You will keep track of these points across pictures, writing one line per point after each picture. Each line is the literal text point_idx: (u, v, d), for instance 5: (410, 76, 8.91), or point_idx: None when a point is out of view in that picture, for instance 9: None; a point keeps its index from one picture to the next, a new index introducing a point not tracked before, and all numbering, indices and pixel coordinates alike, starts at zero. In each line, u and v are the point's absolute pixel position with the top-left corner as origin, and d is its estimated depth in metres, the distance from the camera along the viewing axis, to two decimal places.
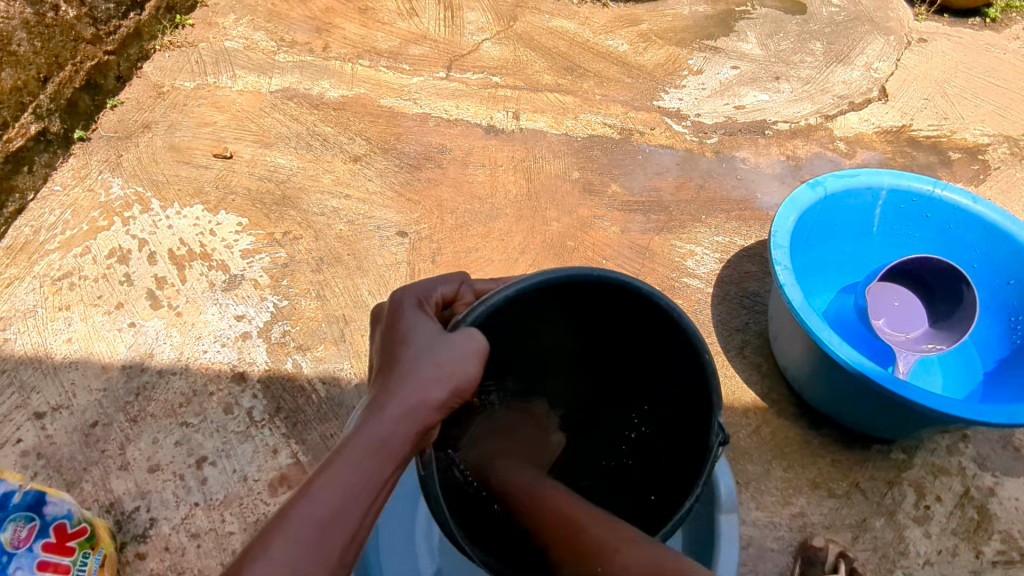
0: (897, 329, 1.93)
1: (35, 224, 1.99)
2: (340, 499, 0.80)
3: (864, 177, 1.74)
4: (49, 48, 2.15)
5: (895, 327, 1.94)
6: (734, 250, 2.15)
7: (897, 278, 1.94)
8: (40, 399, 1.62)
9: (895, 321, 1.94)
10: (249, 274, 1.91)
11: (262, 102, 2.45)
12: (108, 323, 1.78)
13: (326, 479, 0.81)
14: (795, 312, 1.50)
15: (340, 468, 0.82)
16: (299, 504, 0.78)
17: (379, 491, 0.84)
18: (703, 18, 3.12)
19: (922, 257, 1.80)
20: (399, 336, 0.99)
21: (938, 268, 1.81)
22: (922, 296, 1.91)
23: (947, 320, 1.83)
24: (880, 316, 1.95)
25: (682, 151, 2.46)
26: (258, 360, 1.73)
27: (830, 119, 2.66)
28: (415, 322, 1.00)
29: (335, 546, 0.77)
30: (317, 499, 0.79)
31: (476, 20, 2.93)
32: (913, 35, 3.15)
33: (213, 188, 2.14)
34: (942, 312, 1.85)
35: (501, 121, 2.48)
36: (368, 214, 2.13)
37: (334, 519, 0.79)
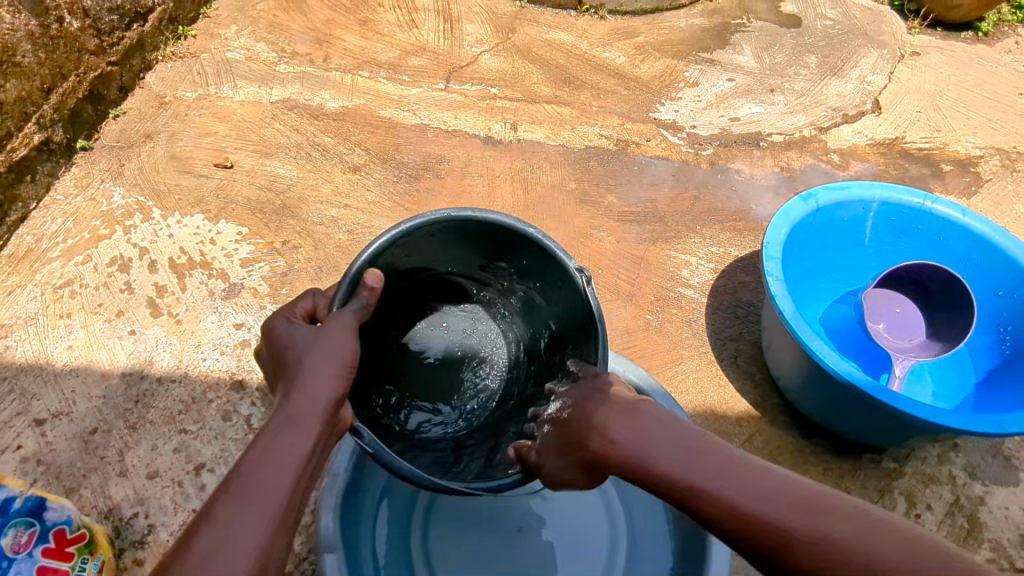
0: (898, 335, 1.92)
1: (37, 232, 2.01)
2: (269, 480, 0.88)
3: (856, 189, 1.76)
4: (53, 59, 2.17)
5: (895, 332, 1.92)
6: (729, 260, 2.18)
7: (899, 284, 1.93)
8: (40, 406, 1.64)
9: (896, 326, 1.93)
10: (249, 283, 1.94)
11: (263, 112, 2.48)
12: (109, 331, 1.80)
13: (250, 470, 0.88)
14: (786, 322, 1.52)
15: (264, 455, 0.90)
16: (227, 500, 0.85)
17: (306, 462, 0.93)
18: (699, 31, 3.17)
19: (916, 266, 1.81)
20: (281, 346, 1.07)
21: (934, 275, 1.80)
22: (920, 301, 1.90)
23: (947, 327, 1.83)
24: (881, 320, 1.94)
25: (678, 163, 2.49)
26: (257, 368, 1.75)
27: (824, 131, 2.69)
28: (289, 330, 1.09)
29: (275, 513, 0.85)
30: (249, 487, 0.86)
31: (474, 32, 2.97)
32: (906, 48, 3.20)
33: (213, 197, 2.17)
34: (941, 319, 1.85)
35: (499, 132, 2.52)
36: (366, 223, 2.15)
37: (265, 493, 0.86)
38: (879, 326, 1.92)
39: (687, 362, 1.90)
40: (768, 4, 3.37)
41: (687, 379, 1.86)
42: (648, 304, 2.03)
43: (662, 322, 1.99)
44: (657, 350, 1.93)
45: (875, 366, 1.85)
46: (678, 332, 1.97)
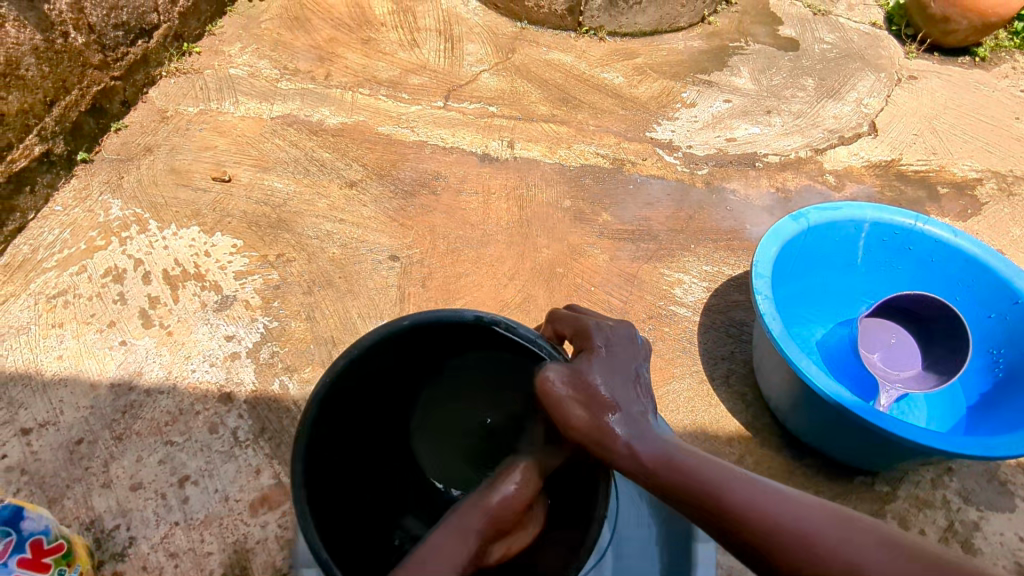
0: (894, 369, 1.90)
1: (34, 242, 2.03)
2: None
3: (847, 210, 1.77)
4: (57, 73, 2.20)
5: (891, 366, 1.91)
6: (722, 279, 2.18)
7: (891, 314, 1.92)
8: (27, 415, 1.64)
9: (889, 356, 1.92)
10: (241, 295, 1.94)
11: (263, 127, 2.50)
12: (100, 341, 1.80)
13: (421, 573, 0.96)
14: (775, 341, 1.51)
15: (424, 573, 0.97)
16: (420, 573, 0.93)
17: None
18: (698, 53, 3.20)
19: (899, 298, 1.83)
20: None
21: (928, 304, 1.79)
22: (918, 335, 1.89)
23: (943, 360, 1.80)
24: (874, 350, 1.93)
25: (674, 182, 2.50)
26: (245, 380, 1.74)
27: (820, 153, 2.70)
28: None
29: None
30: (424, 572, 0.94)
31: (475, 52, 3.01)
32: (903, 72, 3.22)
33: (210, 210, 2.18)
34: (939, 355, 1.83)
35: (496, 150, 2.53)
36: (361, 238, 2.16)
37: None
38: (873, 357, 1.91)
39: (678, 381, 1.88)
40: (766, 28, 3.41)
41: (679, 398, 1.85)
42: (640, 321, 2.03)
43: (654, 340, 1.98)
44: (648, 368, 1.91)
45: (866, 392, 1.82)
46: (670, 350, 1.96)
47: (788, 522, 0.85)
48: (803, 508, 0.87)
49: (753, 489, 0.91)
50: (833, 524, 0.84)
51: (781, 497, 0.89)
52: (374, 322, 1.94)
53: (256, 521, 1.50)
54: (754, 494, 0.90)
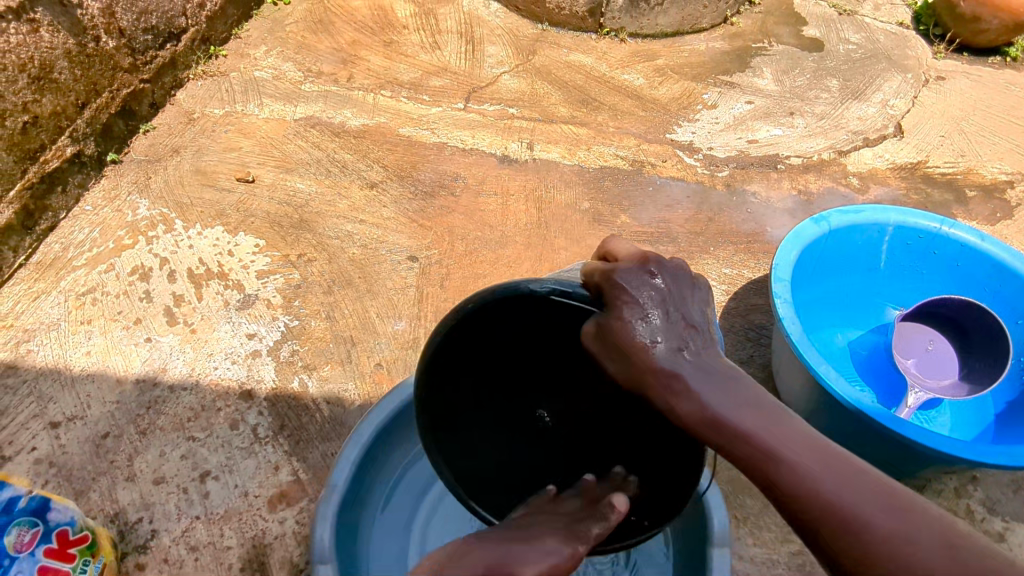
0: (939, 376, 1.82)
1: (65, 241, 2.08)
2: None
3: (869, 213, 1.74)
4: (89, 76, 2.26)
5: (935, 372, 1.83)
6: (741, 282, 2.16)
7: (925, 318, 1.85)
8: (56, 409, 1.68)
9: (935, 361, 1.83)
10: (263, 294, 1.98)
11: (287, 129, 2.54)
12: (127, 337, 1.85)
13: None
14: (794, 346, 1.50)
15: None
16: None
17: None
18: (720, 54, 3.18)
19: (939, 298, 1.78)
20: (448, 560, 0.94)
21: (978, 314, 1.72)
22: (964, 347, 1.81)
23: (982, 376, 1.73)
24: (910, 355, 1.85)
25: (694, 184, 2.48)
26: (266, 378, 1.77)
27: (844, 155, 2.67)
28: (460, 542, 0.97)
29: None
30: None
31: (495, 54, 3.02)
32: (931, 73, 3.17)
33: (234, 211, 2.22)
34: (979, 371, 1.75)
35: (515, 151, 2.54)
36: (380, 239, 2.19)
37: None
38: (908, 361, 1.83)
39: None
40: (790, 28, 3.38)
41: None
42: None
43: None
44: None
45: (889, 396, 1.81)
46: None
47: (846, 502, 0.81)
48: (854, 481, 0.83)
49: (808, 452, 0.84)
50: (884, 505, 0.81)
51: (836, 465, 0.84)
52: (392, 321, 1.95)
53: (275, 517, 1.53)
54: (810, 461, 0.84)
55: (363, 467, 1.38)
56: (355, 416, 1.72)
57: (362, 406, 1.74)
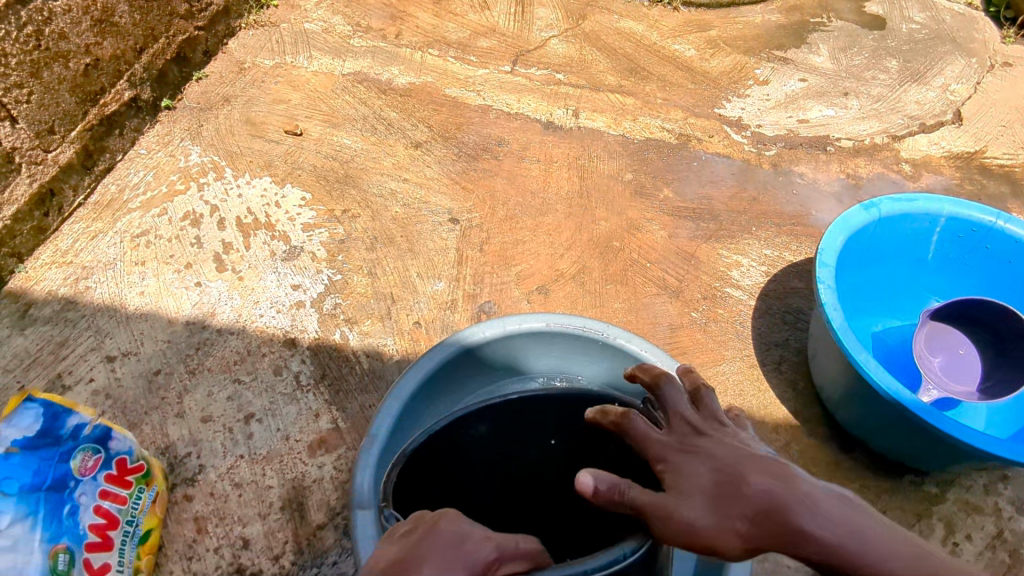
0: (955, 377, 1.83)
1: (121, 183, 2.13)
2: None
3: (922, 203, 1.72)
4: (147, 22, 2.27)
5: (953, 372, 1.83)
6: (781, 264, 2.14)
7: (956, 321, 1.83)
8: (112, 344, 1.76)
9: (956, 363, 1.83)
10: (308, 247, 2.02)
11: (335, 83, 2.56)
12: (178, 280, 1.91)
13: None
14: (834, 332, 1.49)
15: None
16: None
17: None
18: (776, 28, 3.10)
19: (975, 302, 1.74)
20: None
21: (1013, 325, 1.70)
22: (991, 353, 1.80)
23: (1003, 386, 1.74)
24: (937, 354, 1.85)
25: (740, 161, 2.45)
26: (309, 329, 1.84)
27: (898, 140, 2.59)
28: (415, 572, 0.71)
29: None
30: None
31: (545, 17, 2.98)
32: (997, 58, 3.06)
33: (282, 162, 2.26)
34: (1002, 380, 1.75)
35: (560, 118, 2.53)
36: (423, 199, 2.21)
37: None
38: (933, 360, 1.83)
39: (727, 364, 1.88)
40: (851, 5, 3.27)
41: (727, 380, 1.84)
42: (694, 301, 2.02)
43: (707, 321, 1.97)
44: (699, 348, 1.91)
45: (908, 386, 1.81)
46: (723, 333, 1.95)
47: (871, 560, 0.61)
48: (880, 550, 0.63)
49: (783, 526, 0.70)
50: (905, 566, 0.60)
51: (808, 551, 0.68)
52: (431, 281, 1.99)
53: (314, 461, 1.59)
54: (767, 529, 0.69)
55: (427, 385, 1.46)
56: (392, 371, 1.77)
57: (400, 361, 1.79)
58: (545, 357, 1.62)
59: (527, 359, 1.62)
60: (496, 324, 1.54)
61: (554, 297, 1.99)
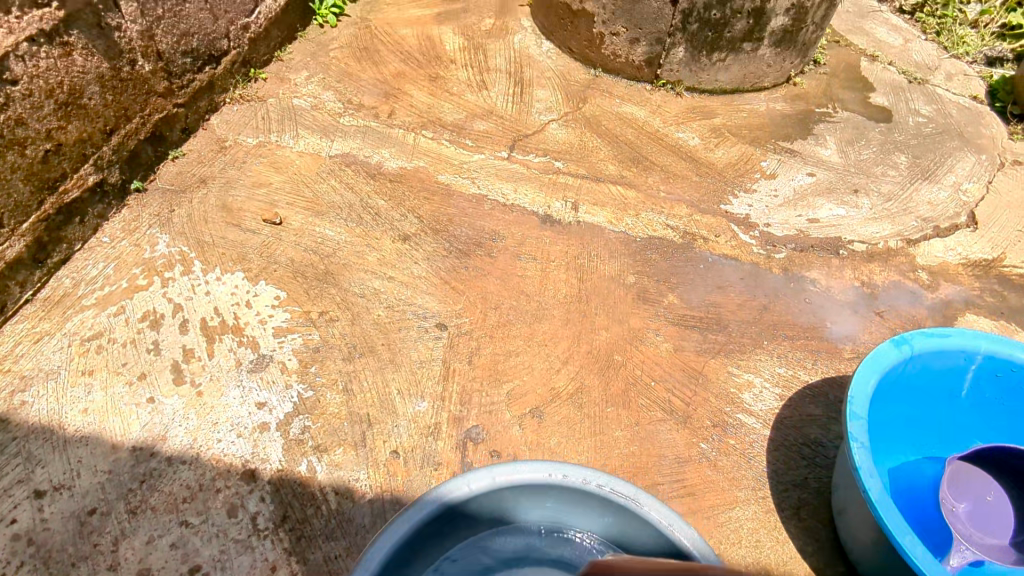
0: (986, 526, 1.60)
1: (77, 276, 1.95)
2: None
3: (956, 338, 1.57)
4: (120, 102, 2.12)
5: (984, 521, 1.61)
6: (797, 385, 1.96)
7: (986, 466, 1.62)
8: (43, 475, 1.54)
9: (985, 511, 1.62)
10: (279, 356, 1.83)
11: (320, 166, 2.41)
12: (128, 395, 1.71)
13: None
14: (871, 504, 1.30)
15: None
16: None
17: None
18: (781, 117, 3.02)
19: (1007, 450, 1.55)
20: None
21: None
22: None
23: None
24: (962, 498, 1.63)
25: (748, 265, 2.30)
26: (272, 458, 1.63)
27: (912, 244, 2.47)
28: None
29: None
30: None
31: (545, 99, 2.88)
32: (1006, 155, 2.98)
33: (257, 255, 2.09)
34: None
35: (559, 211, 2.39)
36: (409, 300, 2.04)
37: None
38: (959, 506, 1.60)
39: (741, 508, 1.68)
40: (856, 94, 3.20)
41: (740, 529, 1.64)
42: (703, 430, 1.83)
43: (717, 454, 1.78)
44: (709, 488, 1.72)
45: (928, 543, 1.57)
46: (735, 469, 1.76)
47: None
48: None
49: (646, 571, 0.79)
50: None
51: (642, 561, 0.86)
52: (413, 400, 1.79)
53: None
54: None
55: (394, 559, 1.14)
56: (363, 512, 1.56)
57: (373, 501, 1.58)
58: (539, 506, 1.30)
59: (518, 509, 1.30)
60: (483, 473, 1.23)
61: (549, 421, 1.80)
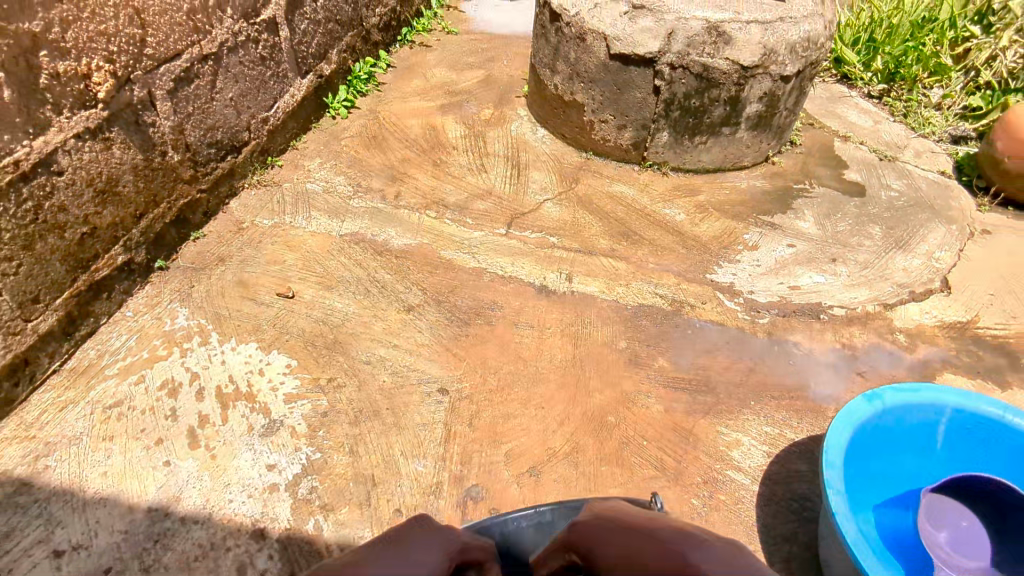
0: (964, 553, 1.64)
1: (101, 347, 2.09)
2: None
3: (926, 393, 1.68)
4: (150, 189, 2.33)
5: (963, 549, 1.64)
6: (783, 443, 2.05)
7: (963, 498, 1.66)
8: (62, 535, 1.63)
9: (958, 539, 1.65)
10: (288, 421, 1.94)
11: (331, 244, 2.59)
12: (145, 459, 1.80)
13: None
14: (849, 548, 1.37)
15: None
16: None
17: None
18: (761, 193, 3.23)
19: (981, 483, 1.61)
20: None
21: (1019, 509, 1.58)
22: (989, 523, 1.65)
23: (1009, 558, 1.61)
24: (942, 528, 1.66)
25: (734, 330, 2.43)
26: (280, 517, 1.71)
27: (889, 308, 2.61)
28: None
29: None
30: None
31: (540, 180, 3.11)
32: (975, 226, 3.16)
33: (270, 326, 2.23)
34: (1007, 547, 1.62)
35: (554, 282, 2.54)
36: (412, 366, 2.16)
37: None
38: (939, 535, 1.64)
39: None
40: (830, 172, 3.43)
41: None
42: (694, 487, 1.91)
43: (709, 510, 1.85)
44: None
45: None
46: (725, 524, 1.82)
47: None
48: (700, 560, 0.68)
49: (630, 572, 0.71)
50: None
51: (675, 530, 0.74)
52: (416, 461, 1.88)
53: None
54: None
55: None
56: None
57: None
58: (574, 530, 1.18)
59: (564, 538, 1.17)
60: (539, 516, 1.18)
61: (545, 480, 1.88)
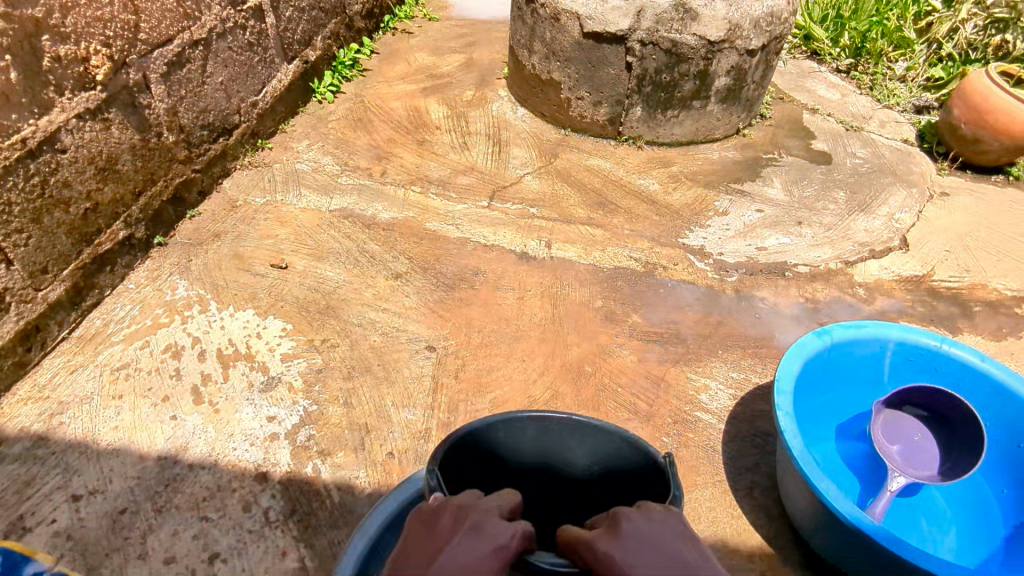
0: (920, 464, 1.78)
1: (106, 317, 2.21)
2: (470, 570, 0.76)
3: (870, 328, 1.83)
4: (147, 168, 2.45)
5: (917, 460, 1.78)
6: (748, 387, 2.20)
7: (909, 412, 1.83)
8: (79, 482, 1.76)
9: (912, 452, 1.79)
10: (286, 377, 2.08)
11: (321, 219, 2.72)
12: (153, 414, 1.94)
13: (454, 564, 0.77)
14: (794, 459, 1.54)
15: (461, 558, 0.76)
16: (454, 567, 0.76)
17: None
18: (732, 163, 3.38)
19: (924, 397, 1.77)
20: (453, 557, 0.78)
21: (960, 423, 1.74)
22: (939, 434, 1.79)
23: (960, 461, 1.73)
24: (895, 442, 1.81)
25: (704, 288, 2.58)
26: (281, 462, 1.85)
27: (850, 265, 2.77)
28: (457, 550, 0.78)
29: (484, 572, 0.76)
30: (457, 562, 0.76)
31: (520, 156, 3.24)
32: (935, 189, 3.33)
33: (266, 294, 2.36)
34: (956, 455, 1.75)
35: (534, 249, 2.68)
36: (401, 327, 2.30)
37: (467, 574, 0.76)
38: (893, 449, 1.79)
39: (700, 490, 1.89)
40: (798, 142, 3.58)
41: (700, 507, 1.85)
42: (665, 426, 2.06)
43: (678, 446, 2.00)
44: None
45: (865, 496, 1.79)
46: (693, 458, 1.98)
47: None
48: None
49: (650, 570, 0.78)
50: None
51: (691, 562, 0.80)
52: (406, 410, 2.02)
53: None
54: None
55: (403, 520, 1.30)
56: (363, 504, 1.78)
57: (371, 494, 1.79)
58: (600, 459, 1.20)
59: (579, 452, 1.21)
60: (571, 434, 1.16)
61: None
